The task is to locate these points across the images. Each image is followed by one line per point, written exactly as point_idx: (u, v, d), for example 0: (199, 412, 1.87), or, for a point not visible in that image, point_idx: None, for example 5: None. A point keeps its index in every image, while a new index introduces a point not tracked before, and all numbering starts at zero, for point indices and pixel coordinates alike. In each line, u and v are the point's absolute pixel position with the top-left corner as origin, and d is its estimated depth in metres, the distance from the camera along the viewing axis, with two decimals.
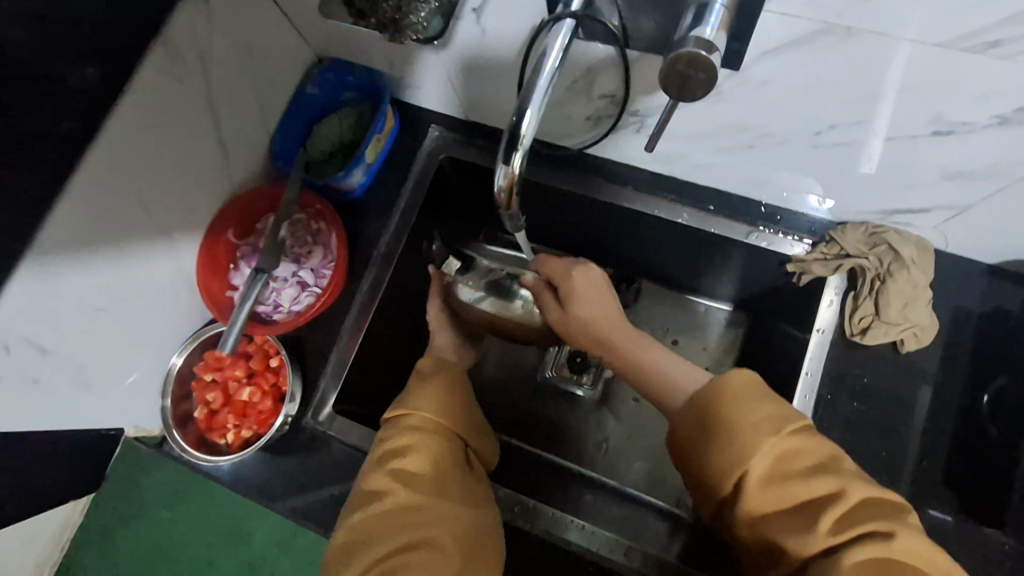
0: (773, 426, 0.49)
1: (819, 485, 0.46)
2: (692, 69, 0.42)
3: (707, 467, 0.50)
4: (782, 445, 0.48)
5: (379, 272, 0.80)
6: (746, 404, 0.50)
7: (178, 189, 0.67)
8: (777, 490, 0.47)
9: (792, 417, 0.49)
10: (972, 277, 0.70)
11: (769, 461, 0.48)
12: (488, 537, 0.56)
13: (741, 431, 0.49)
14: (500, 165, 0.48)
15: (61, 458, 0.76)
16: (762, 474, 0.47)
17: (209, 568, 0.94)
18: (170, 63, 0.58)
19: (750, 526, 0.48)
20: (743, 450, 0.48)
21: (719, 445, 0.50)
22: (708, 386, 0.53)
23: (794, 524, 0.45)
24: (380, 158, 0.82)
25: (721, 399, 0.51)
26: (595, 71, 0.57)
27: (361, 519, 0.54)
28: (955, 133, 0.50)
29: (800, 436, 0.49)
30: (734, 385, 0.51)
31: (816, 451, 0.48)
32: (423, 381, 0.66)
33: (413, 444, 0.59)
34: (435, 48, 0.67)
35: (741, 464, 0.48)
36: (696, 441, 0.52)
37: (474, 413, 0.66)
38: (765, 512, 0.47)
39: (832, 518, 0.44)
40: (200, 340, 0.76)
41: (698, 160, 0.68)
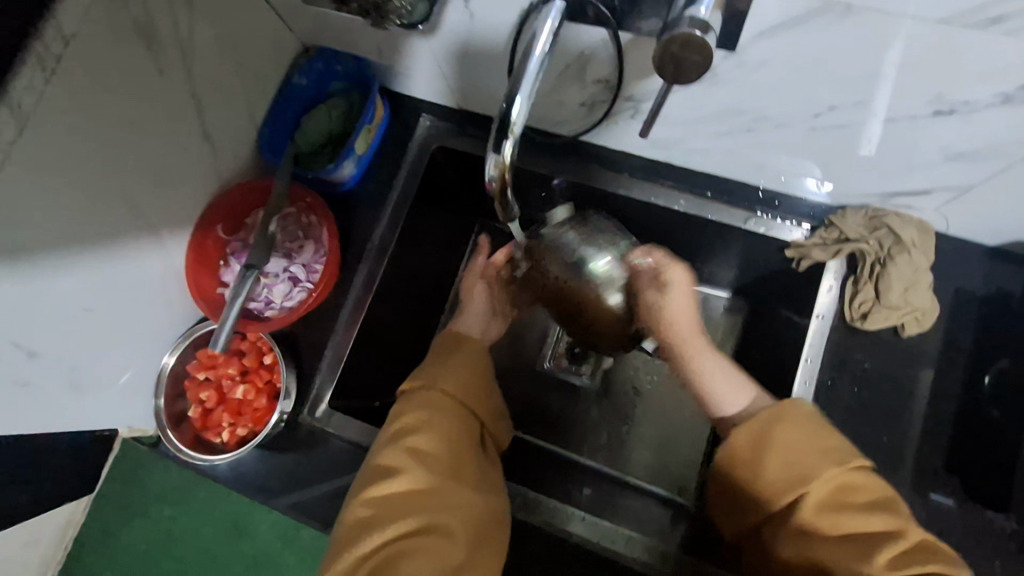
0: (836, 457, 0.49)
1: (877, 521, 0.46)
2: (685, 50, 0.41)
3: (763, 485, 0.51)
4: (842, 476, 0.49)
5: (373, 266, 0.78)
6: (809, 434, 0.51)
7: (163, 185, 0.65)
8: (832, 517, 0.47)
9: (853, 453, 0.50)
10: (974, 259, 0.69)
11: (828, 487, 0.48)
12: (496, 523, 0.56)
13: (800, 456, 0.50)
14: (491, 154, 0.47)
15: (57, 460, 0.75)
16: (820, 498, 0.48)
17: (213, 564, 0.93)
18: (150, 55, 0.56)
19: (795, 545, 0.48)
20: (803, 475, 0.49)
21: (780, 465, 0.50)
22: (772, 408, 0.53)
23: (849, 552, 0.46)
24: (371, 150, 0.80)
25: (785, 422, 0.52)
26: (588, 55, 0.56)
27: (379, 498, 0.53)
28: (957, 112, 0.49)
29: (860, 473, 0.49)
30: (800, 414, 0.52)
31: (875, 488, 0.48)
32: (446, 361, 0.64)
33: (427, 421, 0.58)
34: (424, 35, 0.65)
35: (800, 487, 0.49)
36: (754, 462, 0.52)
37: (494, 397, 0.64)
38: (814, 535, 0.47)
39: (890, 552, 0.44)
40: (192, 338, 0.75)
41: (696, 145, 0.67)
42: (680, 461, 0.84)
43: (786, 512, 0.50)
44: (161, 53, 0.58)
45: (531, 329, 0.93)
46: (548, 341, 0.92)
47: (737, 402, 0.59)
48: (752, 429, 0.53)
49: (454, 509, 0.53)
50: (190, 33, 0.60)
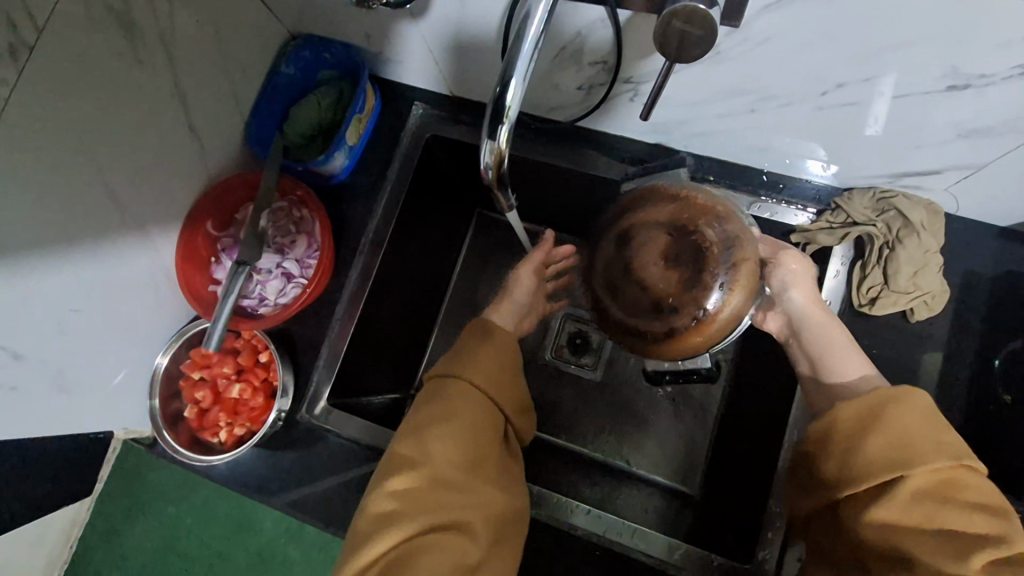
0: (952, 452, 0.44)
1: (979, 523, 0.42)
2: (688, 24, 0.39)
3: (857, 466, 0.47)
4: (951, 472, 0.44)
5: (369, 260, 0.76)
6: (926, 422, 0.46)
7: (148, 180, 0.63)
8: (927, 509, 0.44)
9: (967, 450, 0.45)
10: (983, 239, 0.67)
11: (931, 479, 0.44)
12: (513, 520, 0.56)
13: (908, 443, 0.45)
14: (486, 141, 0.45)
15: (53, 464, 0.74)
16: (918, 488, 0.44)
17: (219, 561, 0.93)
18: (129, 46, 0.54)
19: (877, 531, 0.45)
20: (906, 460, 0.45)
21: (882, 447, 0.46)
22: (891, 389, 0.48)
23: (938, 551, 0.42)
24: (362, 140, 0.78)
25: (900, 405, 0.47)
26: (584, 36, 0.54)
27: (405, 492, 0.51)
28: (971, 87, 0.47)
29: (972, 473, 0.44)
30: (921, 403, 0.47)
31: (987, 491, 0.44)
32: (473, 350, 0.60)
33: (458, 416, 0.55)
34: (415, 19, 0.62)
35: (897, 469, 0.45)
36: (854, 441, 0.48)
37: (518, 392, 0.61)
38: (900, 526, 0.44)
39: (988, 557, 0.40)
40: (185, 338, 0.74)
41: (697, 129, 0.65)
42: (685, 450, 0.83)
43: (872, 498, 0.46)
44: (142, 42, 0.55)
45: None
46: (549, 333, 0.91)
47: (848, 366, 0.56)
48: (862, 406, 0.49)
49: (477, 506, 0.52)
50: (171, 20, 0.58)
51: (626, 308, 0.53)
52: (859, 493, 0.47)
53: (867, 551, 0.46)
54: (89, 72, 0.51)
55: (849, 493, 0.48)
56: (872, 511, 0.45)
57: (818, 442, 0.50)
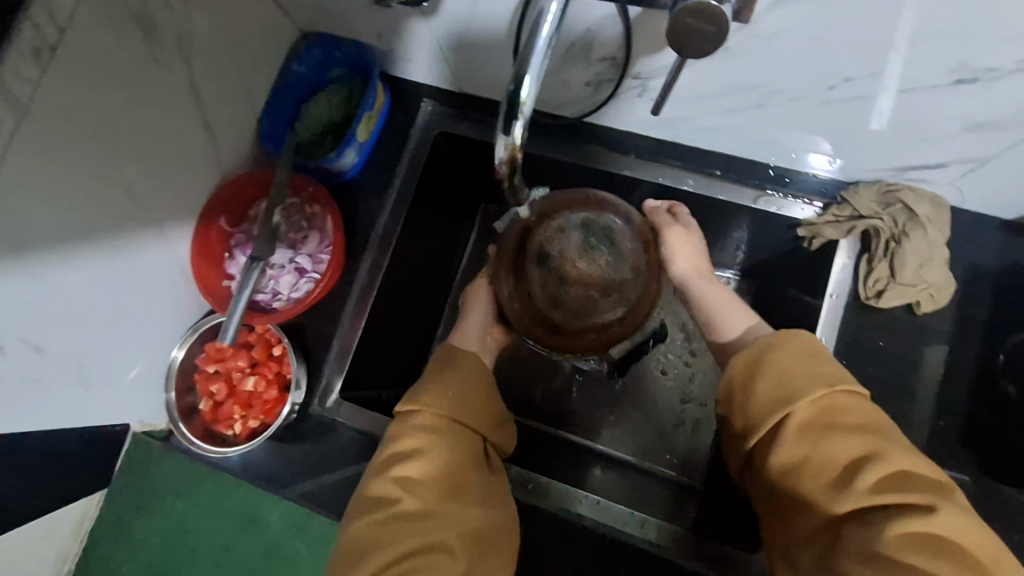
0: (827, 380, 0.49)
1: (856, 444, 0.46)
2: (699, 21, 0.40)
3: (752, 411, 0.51)
4: (828, 399, 0.48)
5: (378, 255, 0.78)
6: (807, 359, 0.51)
7: (165, 177, 0.65)
8: (813, 441, 0.47)
9: (845, 378, 0.49)
10: (989, 232, 0.68)
11: (813, 410, 0.48)
12: (505, 531, 0.55)
13: (793, 381, 0.50)
14: (500, 137, 0.46)
15: (70, 457, 0.75)
16: (806, 420, 0.48)
17: (226, 554, 0.93)
18: (149, 47, 0.55)
19: (783, 473, 0.48)
20: (789, 397, 0.49)
21: (769, 388, 0.51)
22: (771, 335, 0.54)
23: (827, 480, 0.46)
24: (373, 137, 0.79)
25: (783, 348, 0.52)
26: (593, 33, 0.54)
27: (379, 525, 0.51)
28: (978, 81, 0.47)
29: (847, 397, 0.49)
30: (796, 342, 0.52)
31: (862, 412, 0.48)
32: (438, 380, 0.61)
33: (425, 446, 0.56)
34: (425, 17, 0.63)
35: (786, 407, 0.49)
36: (748, 389, 0.52)
37: (491, 411, 0.61)
38: (795, 465, 0.47)
39: (872, 477, 0.44)
40: (200, 332, 0.75)
41: (704, 123, 0.66)
42: (690, 442, 0.84)
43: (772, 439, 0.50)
44: (161, 43, 0.57)
45: None
46: None
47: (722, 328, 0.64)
48: (748, 358, 0.54)
49: (459, 526, 0.52)
50: (188, 21, 0.59)
51: (574, 312, 0.63)
52: (761, 440, 0.51)
53: (780, 496, 0.49)
54: (113, 73, 0.53)
55: (755, 442, 0.51)
56: (771, 453, 0.49)
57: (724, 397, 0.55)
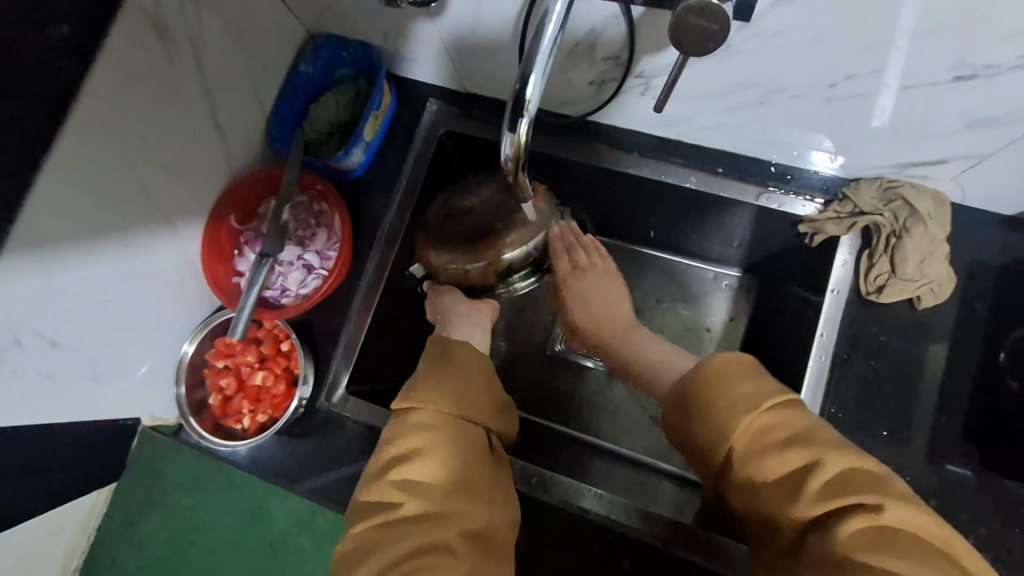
0: (749, 403, 0.48)
1: (794, 458, 0.45)
2: (702, 20, 0.41)
3: (697, 444, 0.51)
4: (759, 420, 0.48)
5: (385, 252, 0.79)
6: (729, 381, 0.51)
7: (177, 176, 0.66)
8: (755, 464, 0.47)
9: (772, 392, 0.49)
10: (989, 229, 0.68)
11: (748, 437, 0.48)
12: (508, 524, 0.55)
13: (719, 410, 0.50)
14: (506, 134, 0.47)
15: (82, 451, 0.77)
16: (743, 448, 0.47)
17: (233, 550, 0.94)
18: (165, 48, 0.57)
19: (745, 501, 0.48)
20: (721, 428, 0.49)
21: (703, 422, 0.51)
22: (694, 363, 0.53)
23: (780, 497, 0.45)
24: (379, 136, 0.81)
25: (704, 376, 0.52)
26: (598, 33, 0.55)
27: (379, 530, 0.50)
28: (976, 78, 0.48)
29: (780, 411, 0.48)
30: (715, 366, 0.52)
31: (796, 423, 0.47)
32: (433, 378, 0.62)
33: (423, 445, 0.55)
34: (431, 17, 0.64)
35: (721, 439, 0.49)
36: (686, 422, 0.53)
37: (485, 402, 0.62)
38: (752, 489, 0.47)
39: (817, 486, 0.43)
40: (210, 327, 0.77)
41: (706, 121, 0.66)
42: None
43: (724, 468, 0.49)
44: (176, 44, 0.58)
45: (539, 313, 0.93)
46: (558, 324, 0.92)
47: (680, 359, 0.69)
48: (676, 394, 0.54)
49: (462, 523, 0.51)
50: (202, 22, 0.60)
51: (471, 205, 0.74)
52: (716, 469, 0.50)
53: (753, 523, 0.49)
54: (131, 73, 0.54)
55: (715, 472, 0.50)
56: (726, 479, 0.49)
57: (672, 429, 0.55)
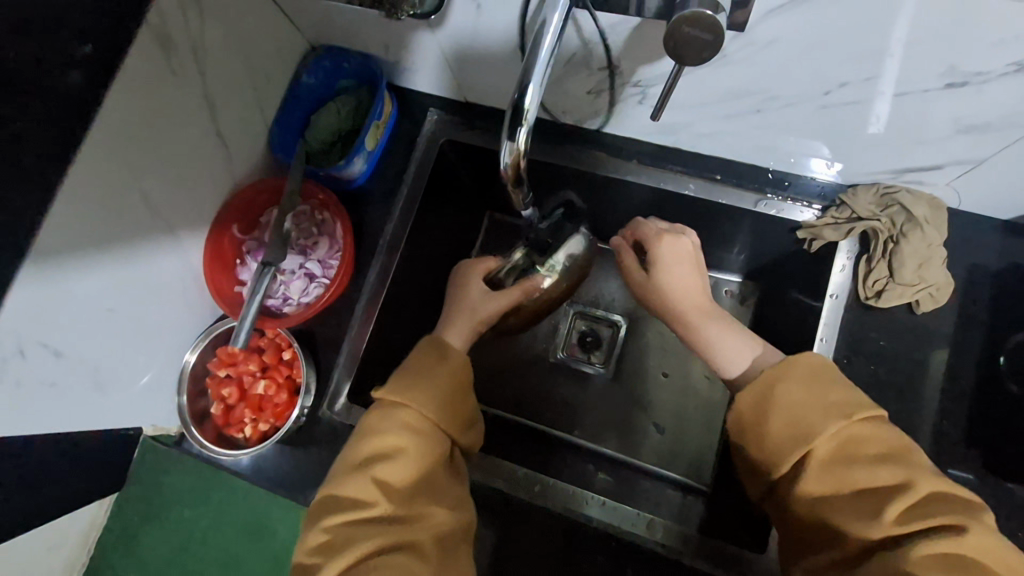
0: (842, 410, 0.50)
1: (885, 473, 0.46)
2: (696, 29, 0.41)
3: (769, 446, 0.52)
4: (851, 429, 0.49)
5: (387, 260, 0.79)
6: (819, 386, 0.52)
7: (180, 185, 0.66)
8: (839, 474, 0.48)
9: (861, 404, 0.50)
10: (987, 233, 0.69)
11: (832, 445, 0.49)
12: (464, 534, 0.57)
13: (810, 411, 0.51)
14: (505, 142, 0.47)
15: (84, 461, 0.77)
16: (825, 455, 0.49)
17: (235, 561, 0.94)
18: (167, 61, 0.57)
19: (812, 512, 0.49)
20: (806, 430, 0.50)
21: (783, 423, 0.51)
22: (778, 364, 0.54)
23: (857, 511, 0.46)
24: (381, 145, 0.81)
25: (792, 377, 0.53)
26: (595, 43, 0.56)
27: (345, 529, 0.51)
28: (969, 84, 0.49)
29: (868, 425, 0.49)
30: (805, 367, 0.53)
31: (884, 441, 0.48)
32: (419, 377, 0.60)
33: (394, 445, 0.55)
34: (431, 28, 0.65)
35: (804, 442, 0.50)
36: (759, 421, 0.53)
37: (465, 411, 0.61)
38: (822, 497, 0.48)
39: (900, 506, 0.45)
40: (212, 336, 0.77)
41: (704, 129, 0.67)
42: (697, 445, 0.84)
43: (794, 473, 0.50)
44: (179, 54, 0.59)
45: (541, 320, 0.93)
46: (560, 330, 0.93)
47: (738, 363, 0.62)
48: (756, 388, 0.54)
49: (423, 534, 0.52)
50: (203, 36, 0.61)
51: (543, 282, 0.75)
52: (786, 474, 0.51)
53: (807, 535, 0.50)
54: (137, 86, 0.55)
55: (778, 474, 0.52)
56: (797, 486, 0.50)
57: (736, 428, 0.55)
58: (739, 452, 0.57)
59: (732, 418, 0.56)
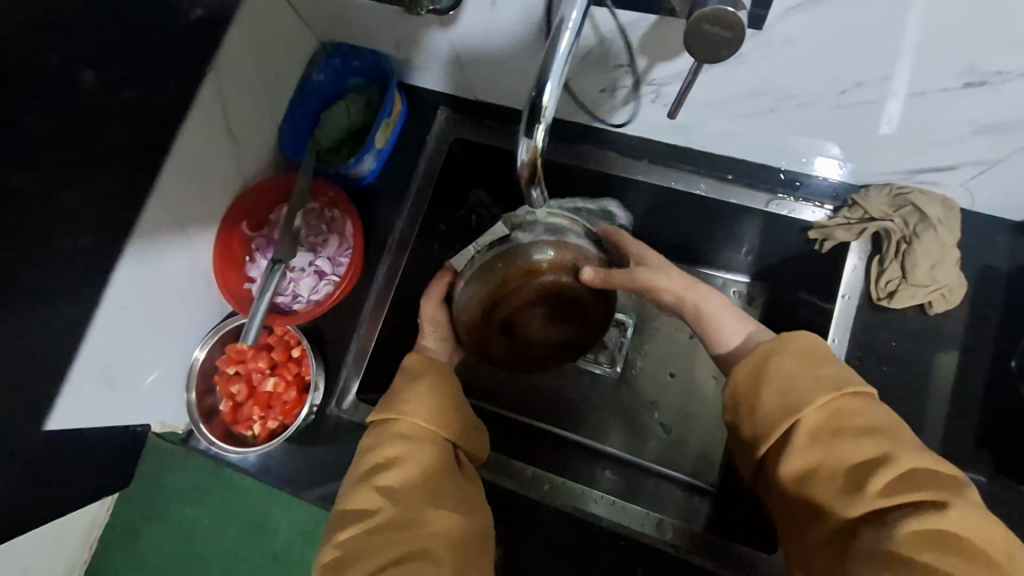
0: (832, 383, 0.50)
1: (867, 447, 0.46)
2: (715, 27, 0.41)
3: (761, 418, 0.52)
4: (836, 403, 0.49)
5: (395, 260, 0.79)
6: (809, 361, 0.52)
7: (191, 182, 0.67)
8: (826, 446, 0.47)
9: (852, 380, 0.50)
10: (999, 235, 0.69)
11: (820, 417, 0.49)
12: (484, 532, 0.55)
13: (800, 382, 0.51)
14: (523, 140, 0.47)
15: (91, 461, 0.76)
16: (815, 425, 0.49)
17: (236, 561, 0.93)
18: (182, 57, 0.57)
19: (799, 486, 0.48)
20: (795, 405, 0.50)
21: (775, 395, 0.51)
22: (775, 337, 0.54)
23: (839, 487, 0.46)
24: (390, 143, 0.81)
25: (784, 352, 0.52)
26: (610, 42, 0.56)
27: (356, 538, 0.51)
28: (986, 84, 0.49)
29: (856, 400, 0.49)
30: (797, 343, 0.53)
31: (871, 415, 0.48)
32: (412, 385, 0.61)
33: (396, 455, 0.56)
34: (444, 26, 0.65)
35: (793, 413, 0.50)
36: (753, 393, 0.53)
37: (460, 416, 0.61)
38: (808, 472, 0.48)
39: (883, 481, 0.44)
40: (220, 334, 0.77)
41: (716, 129, 0.67)
42: (705, 446, 0.84)
43: (782, 444, 0.50)
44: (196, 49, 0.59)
45: None
46: None
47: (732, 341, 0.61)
48: (751, 363, 0.54)
49: (435, 529, 0.51)
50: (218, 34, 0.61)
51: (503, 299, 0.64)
52: (774, 451, 0.51)
53: (795, 508, 0.49)
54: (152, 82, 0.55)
55: (766, 448, 0.51)
56: (783, 462, 0.49)
57: (730, 401, 0.55)
58: (729, 431, 0.57)
59: (727, 390, 0.55)
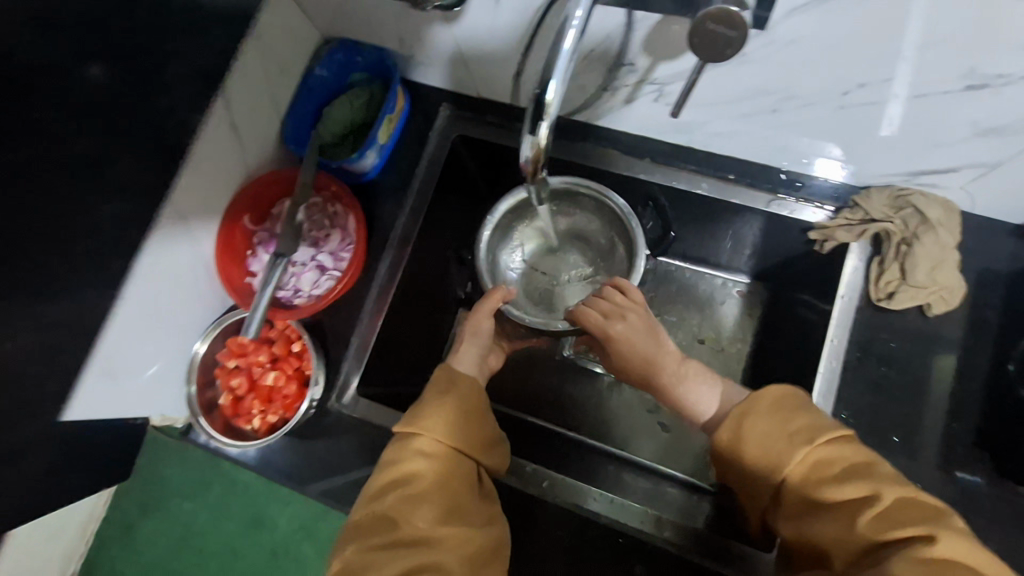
0: (804, 436, 0.51)
1: (851, 489, 0.46)
2: (720, 26, 0.41)
3: (751, 476, 0.53)
4: (813, 455, 0.50)
5: (397, 255, 0.80)
6: (782, 414, 0.53)
7: (195, 176, 0.67)
8: (814, 494, 0.48)
9: (825, 427, 0.51)
10: (999, 237, 0.69)
11: (802, 469, 0.50)
12: (497, 547, 0.55)
13: (777, 438, 0.52)
14: (526, 136, 0.48)
15: (92, 453, 0.76)
16: (799, 478, 0.50)
17: (231, 557, 0.93)
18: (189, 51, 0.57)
19: (799, 536, 0.49)
20: (778, 459, 0.51)
21: (757, 454, 0.53)
22: (746, 398, 0.56)
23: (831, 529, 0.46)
24: (393, 138, 0.81)
25: (755, 411, 0.55)
26: (613, 40, 0.56)
27: (368, 554, 0.51)
28: (988, 86, 0.49)
29: (835, 445, 0.50)
30: (766, 399, 0.55)
31: (848, 457, 0.49)
32: (433, 404, 0.61)
33: (413, 471, 0.56)
34: (448, 22, 0.65)
35: (777, 469, 0.51)
36: (738, 456, 0.55)
37: (481, 432, 0.61)
38: (802, 521, 0.48)
39: (874, 519, 0.44)
40: (223, 326, 0.77)
41: (718, 128, 0.67)
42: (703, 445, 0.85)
43: (778, 498, 0.51)
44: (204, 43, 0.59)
45: None
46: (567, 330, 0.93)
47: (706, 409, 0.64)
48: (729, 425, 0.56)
49: (444, 549, 0.51)
50: (224, 27, 0.61)
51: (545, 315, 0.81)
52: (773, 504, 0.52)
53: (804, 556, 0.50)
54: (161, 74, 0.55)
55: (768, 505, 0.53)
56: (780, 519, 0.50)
57: (719, 460, 0.57)
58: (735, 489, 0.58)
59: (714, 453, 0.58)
